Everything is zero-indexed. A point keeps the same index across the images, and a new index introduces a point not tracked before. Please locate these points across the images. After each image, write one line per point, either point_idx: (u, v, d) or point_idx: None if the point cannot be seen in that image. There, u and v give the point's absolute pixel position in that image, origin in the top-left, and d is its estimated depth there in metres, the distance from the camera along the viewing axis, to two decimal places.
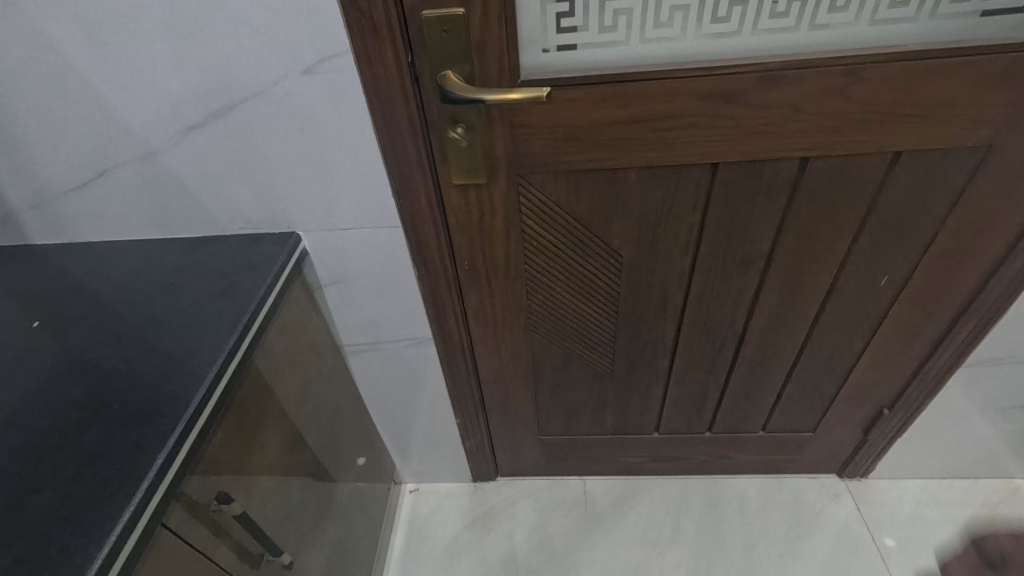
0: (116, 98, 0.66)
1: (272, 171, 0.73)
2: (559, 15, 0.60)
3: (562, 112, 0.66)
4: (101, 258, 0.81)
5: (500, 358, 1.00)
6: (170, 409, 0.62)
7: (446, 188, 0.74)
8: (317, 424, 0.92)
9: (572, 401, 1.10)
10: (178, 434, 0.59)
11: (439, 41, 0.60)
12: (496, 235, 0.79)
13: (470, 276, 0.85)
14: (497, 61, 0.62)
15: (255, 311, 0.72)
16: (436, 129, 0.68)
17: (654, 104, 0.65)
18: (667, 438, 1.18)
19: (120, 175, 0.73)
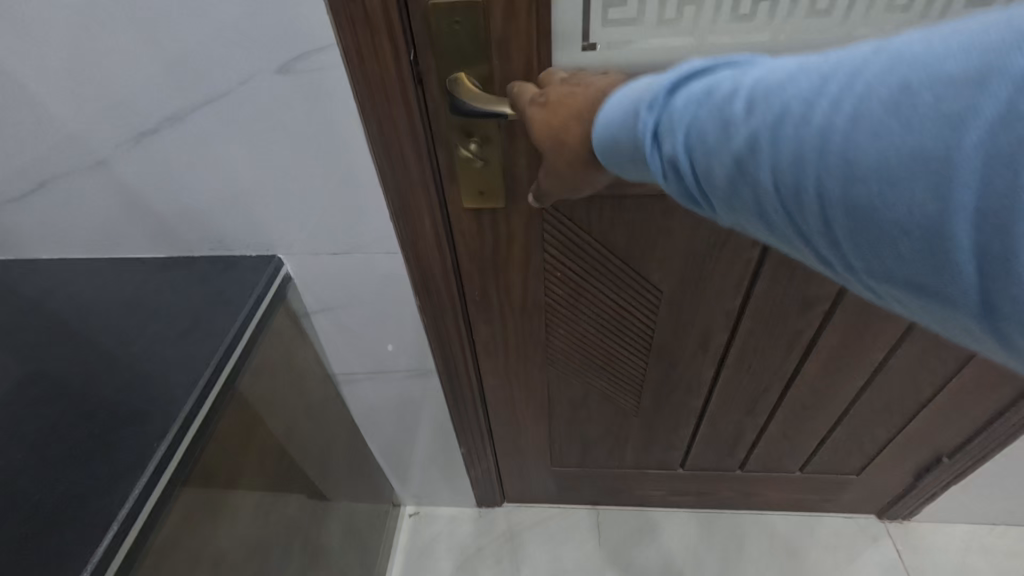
0: (49, 96, 0.54)
1: (245, 185, 0.60)
2: (607, 3, 0.47)
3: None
4: (51, 279, 0.69)
5: (512, 391, 0.89)
6: (102, 496, 0.48)
7: (455, 211, 0.62)
8: (303, 466, 0.81)
9: (591, 435, 0.98)
10: (113, 533, 0.46)
11: (452, 36, 0.48)
12: (513, 263, 0.67)
13: (480, 307, 0.74)
14: (524, 62, 0.50)
15: (224, 357, 0.60)
16: (445, 142, 0.56)
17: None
18: (694, 474, 1.07)
19: (64, 186, 0.61)
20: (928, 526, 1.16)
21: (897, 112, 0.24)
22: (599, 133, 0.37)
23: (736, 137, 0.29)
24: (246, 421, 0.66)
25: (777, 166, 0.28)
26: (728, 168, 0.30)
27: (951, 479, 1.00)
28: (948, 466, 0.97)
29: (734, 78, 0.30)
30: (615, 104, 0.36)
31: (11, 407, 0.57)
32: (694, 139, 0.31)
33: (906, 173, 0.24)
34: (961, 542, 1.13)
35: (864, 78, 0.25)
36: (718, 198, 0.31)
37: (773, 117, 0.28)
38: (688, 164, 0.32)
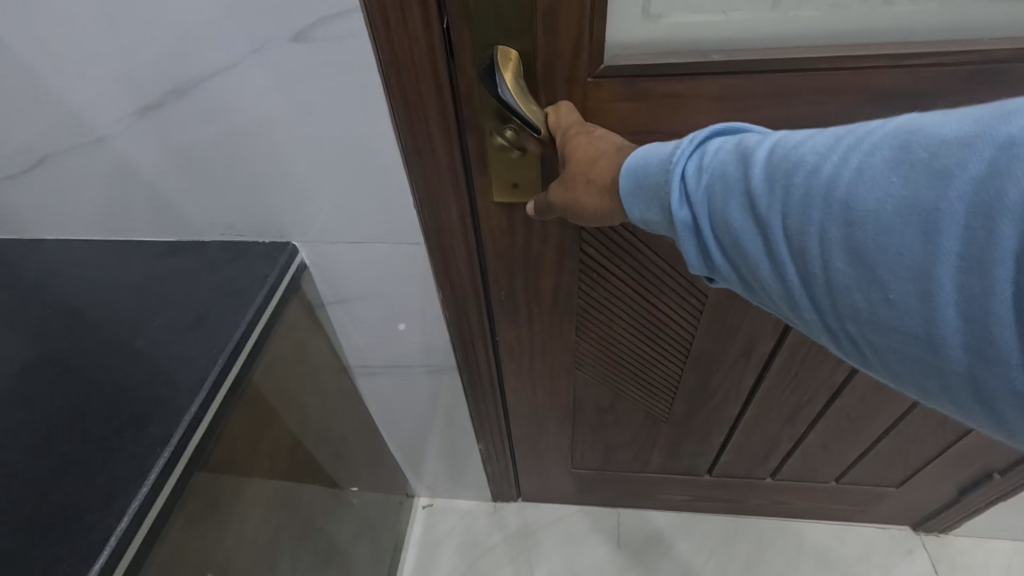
0: (43, 65, 0.49)
1: (257, 166, 0.56)
2: None
3: (656, 112, 0.50)
4: (55, 261, 0.65)
5: (534, 395, 0.84)
6: (99, 511, 0.44)
7: (484, 204, 0.57)
8: (317, 462, 0.78)
9: (616, 440, 0.94)
10: (109, 554, 0.42)
11: (490, 3, 0.43)
12: (546, 262, 0.63)
13: (505, 308, 0.69)
14: (574, 36, 0.45)
15: (231, 355, 0.56)
16: (476, 127, 0.51)
17: (791, 106, 0.49)
18: (721, 481, 1.02)
19: (65, 163, 0.57)
20: (966, 541, 1.10)
21: (895, 169, 0.28)
22: (627, 170, 0.39)
23: (758, 182, 0.33)
24: (259, 420, 0.63)
25: (792, 212, 0.31)
26: (749, 210, 0.33)
27: (999, 496, 0.94)
28: (999, 482, 0.90)
29: (755, 137, 0.34)
30: (644, 147, 0.39)
31: (9, 401, 0.53)
32: (714, 182, 0.35)
33: (900, 222, 0.28)
34: (1003, 559, 1.07)
35: (870, 138, 0.29)
36: (733, 244, 0.35)
37: (792, 166, 0.31)
38: (711, 209, 0.35)
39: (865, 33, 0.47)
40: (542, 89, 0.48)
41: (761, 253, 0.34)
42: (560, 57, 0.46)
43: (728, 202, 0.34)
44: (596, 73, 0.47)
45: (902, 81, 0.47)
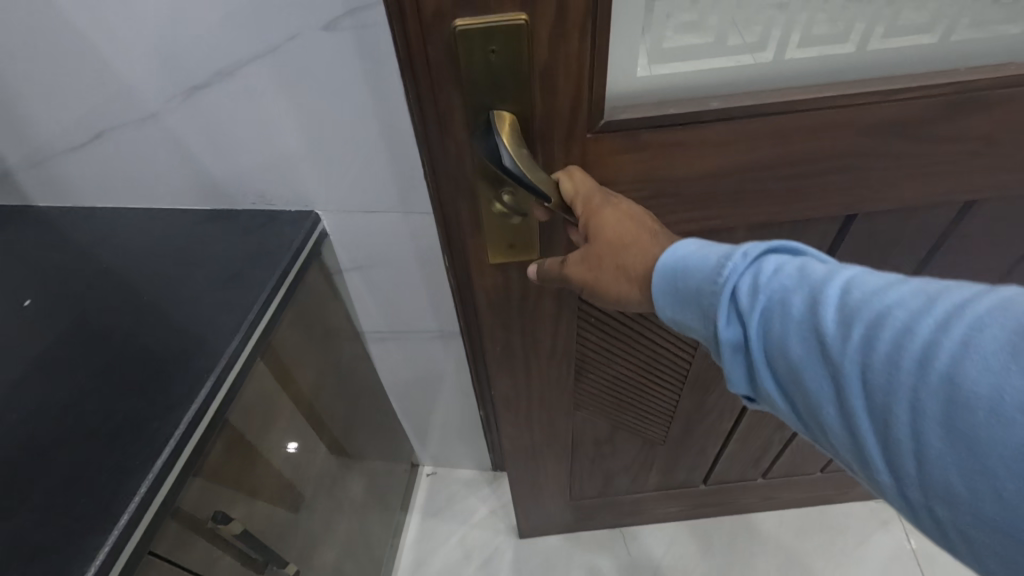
0: (109, 48, 0.57)
1: (288, 140, 0.63)
2: (676, 28, 0.47)
3: (658, 162, 0.52)
4: (105, 228, 0.73)
5: (532, 436, 0.88)
6: (156, 423, 0.52)
7: (479, 266, 0.61)
8: (331, 416, 0.86)
9: (611, 467, 1.00)
10: (166, 455, 0.49)
11: (489, 68, 0.44)
12: (540, 313, 0.67)
13: (502, 362, 0.73)
14: (573, 93, 0.46)
15: (264, 304, 0.63)
16: (472, 187, 0.53)
17: (789, 144, 0.52)
18: (718, 488, 1.10)
19: (120, 137, 0.64)
20: None
21: (1007, 352, 0.27)
22: (668, 269, 0.42)
23: (830, 324, 0.33)
24: (277, 377, 0.70)
25: (869, 365, 0.32)
26: (817, 348, 0.34)
27: None
28: None
29: (830, 273, 0.35)
30: (696, 249, 0.41)
31: (63, 344, 0.60)
32: (775, 309, 0.36)
33: (1012, 412, 0.27)
34: None
35: (972, 310, 0.29)
36: (794, 376, 0.35)
37: (874, 316, 0.32)
38: (769, 336, 0.36)
39: (852, 67, 0.51)
40: (540, 151, 0.50)
41: (822, 390, 0.34)
42: (556, 118, 0.48)
43: (788, 331, 0.35)
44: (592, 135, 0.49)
45: (893, 113, 0.50)
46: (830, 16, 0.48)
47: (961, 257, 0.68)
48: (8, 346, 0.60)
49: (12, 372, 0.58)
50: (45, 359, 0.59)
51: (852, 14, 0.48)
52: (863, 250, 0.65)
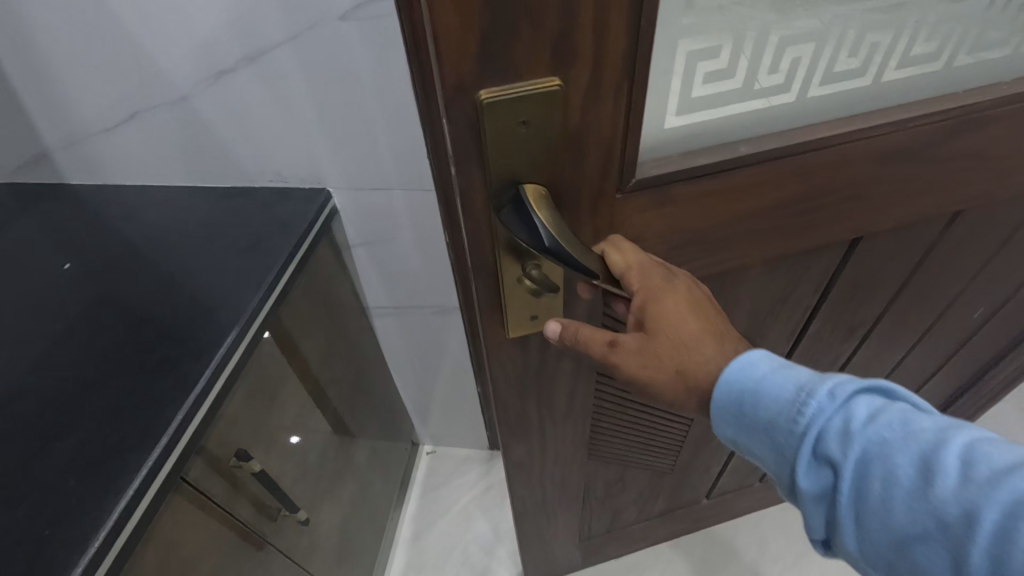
0: (147, 35, 0.63)
1: (305, 121, 0.70)
2: (709, 73, 0.44)
3: (684, 214, 0.49)
4: (133, 205, 0.79)
5: (545, 489, 0.88)
6: (189, 363, 0.58)
7: (499, 339, 0.58)
8: (338, 383, 0.91)
9: (621, 502, 1.02)
10: (200, 387, 0.56)
11: (518, 139, 0.40)
12: (556, 376, 0.66)
13: (518, 428, 0.72)
14: (604, 153, 0.43)
15: (281, 269, 0.69)
16: (496, 259, 0.49)
17: (810, 179, 0.51)
18: (719, 498, 1.16)
19: (151, 118, 0.71)
20: None
21: None
22: (743, 396, 0.40)
23: (950, 497, 0.31)
24: (283, 351, 0.74)
25: (1004, 557, 0.29)
26: (933, 521, 0.32)
27: None
28: None
29: (941, 434, 0.33)
30: (773, 376, 0.39)
31: (96, 308, 0.65)
32: (873, 464, 0.34)
33: None
34: None
35: None
36: (896, 544, 0.33)
37: (1010, 500, 0.29)
38: (867, 492, 0.34)
39: (863, 98, 0.51)
40: (569, 217, 0.47)
41: (938, 567, 0.31)
42: (587, 181, 0.45)
43: (890, 493, 0.33)
44: (623, 198, 0.47)
45: (900, 141, 0.50)
46: (849, 54, 0.48)
47: (945, 266, 0.71)
48: (45, 310, 0.66)
49: (51, 331, 0.63)
50: (81, 321, 0.64)
51: (871, 50, 0.48)
52: (861, 270, 0.66)
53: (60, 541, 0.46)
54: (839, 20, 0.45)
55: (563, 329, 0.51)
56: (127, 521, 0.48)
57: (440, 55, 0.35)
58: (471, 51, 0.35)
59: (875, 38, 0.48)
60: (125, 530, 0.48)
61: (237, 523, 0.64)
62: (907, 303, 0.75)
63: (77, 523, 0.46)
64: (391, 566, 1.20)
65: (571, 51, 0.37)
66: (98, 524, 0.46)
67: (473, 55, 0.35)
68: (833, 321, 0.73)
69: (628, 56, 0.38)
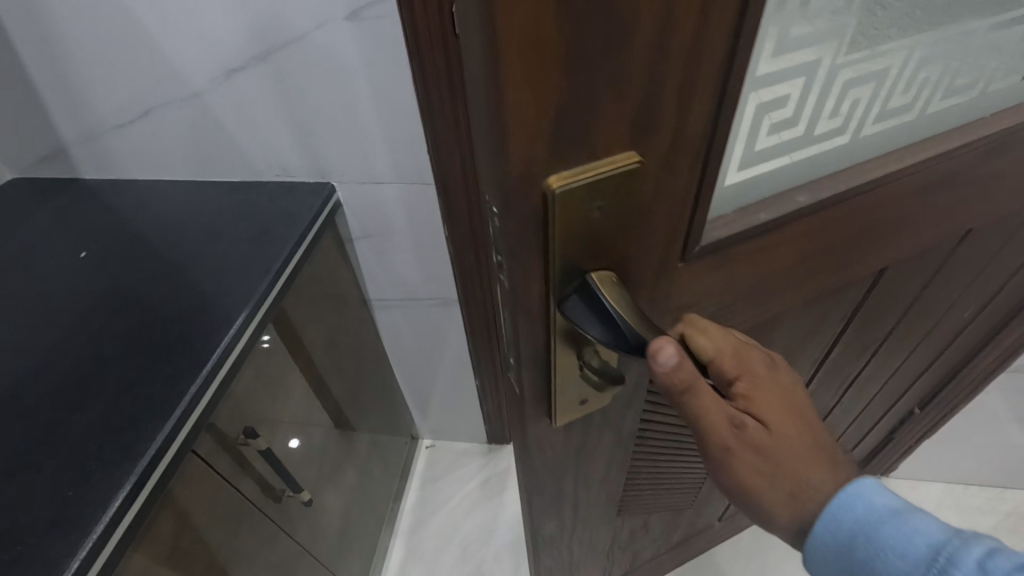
0: (162, 36, 0.67)
1: (309, 118, 0.73)
2: (772, 120, 0.39)
3: (736, 273, 0.43)
4: (145, 198, 0.82)
5: (573, 555, 0.80)
6: (201, 342, 0.62)
7: (542, 430, 0.49)
8: (340, 374, 0.94)
9: (642, 543, 0.98)
10: (214, 361, 0.60)
11: (590, 227, 0.32)
12: (592, 453, 0.57)
13: (549, 514, 0.63)
14: (673, 225, 0.36)
15: (287, 258, 0.72)
16: (549, 353, 0.40)
17: (858, 220, 0.45)
18: (731, 519, 1.15)
19: (164, 114, 0.74)
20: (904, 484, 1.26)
21: None
22: (860, 547, 0.34)
23: None
24: (287, 344, 0.76)
25: None
26: None
27: (924, 431, 1.10)
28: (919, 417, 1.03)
29: None
30: (896, 528, 0.33)
31: (110, 295, 0.69)
32: None
33: None
34: None
35: None
36: None
37: None
38: None
39: (912, 132, 0.46)
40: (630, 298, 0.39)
41: None
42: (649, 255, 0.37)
43: None
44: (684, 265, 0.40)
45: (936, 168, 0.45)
46: (906, 88, 0.44)
47: (960, 283, 0.68)
48: (59, 299, 0.68)
49: (67, 316, 0.66)
50: (96, 306, 0.67)
51: (925, 83, 0.44)
52: (885, 298, 0.62)
53: (81, 502, 0.49)
54: (898, 53, 0.41)
55: (681, 372, 0.35)
56: (146, 482, 0.51)
57: (502, 145, 0.27)
58: (544, 138, 0.28)
59: (930, 71, 0.44)
60: (144, 490, 0.51)
61: (242, 499, 0.67)
62: (920, 320, 0.72)
63: (100, 483, 0.50)
64: (391, 556, 1.22)
65: (650, 121, 0.29)
66: (119, 483, 0.50)
67: (545, 142, 0.28)
68: (851, 345, 0.69)
69: (710, 121, 0.31)
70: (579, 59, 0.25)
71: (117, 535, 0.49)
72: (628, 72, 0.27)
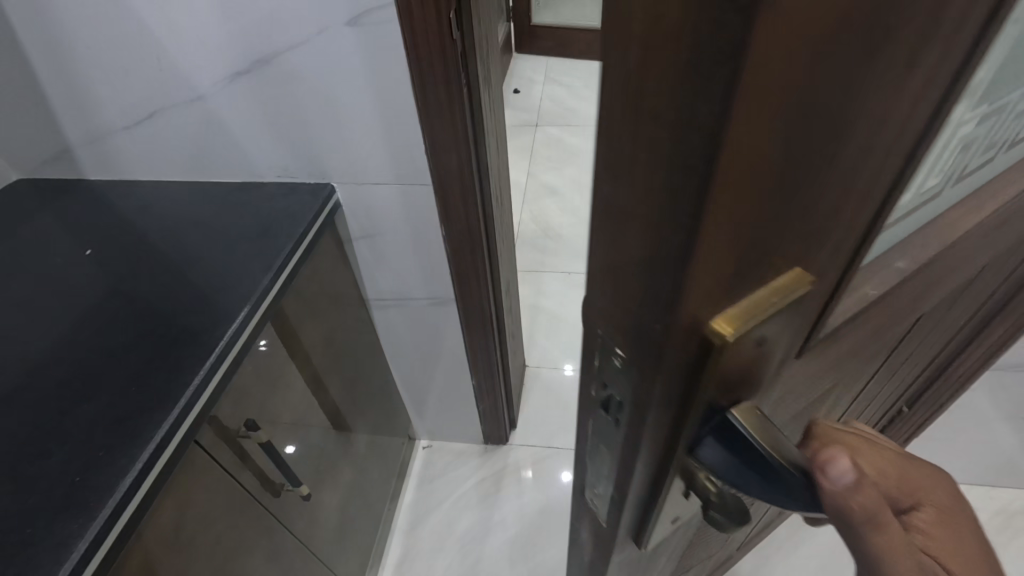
0: (168, 41, 0.69)
1: (310, 119, 0.75)
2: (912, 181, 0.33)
3: (828, 359, 0.39)
4: (148, 198, 0.84)
5: None
6: (204, 336, 0.64)
7: (638, 538, 0.45)
8: (338, 373, 0.95)
9: None
10: (216, 355, 0.62)
11: (749, 355, 0.28)
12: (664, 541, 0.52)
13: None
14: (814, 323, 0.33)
15: (288, 255, 0.74)
16: (658, 487, 0.38)
17: (934, 280, 0.41)
18: (747, 542, 1.11)
19: (169, 116, 0.77)
20: None
21: None
22: None
23: None
24: (286, 343, 0.77)
25: None
26: None
27: (913, 430, 1.12)
28: (907, 416, 1.04)
29: None
30: None
31: (114, 292, 0.70)
32: None
33: None
34: None
35: None
36: None
37: None
38: None
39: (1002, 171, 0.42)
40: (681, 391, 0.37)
41: None
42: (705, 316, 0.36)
43: None
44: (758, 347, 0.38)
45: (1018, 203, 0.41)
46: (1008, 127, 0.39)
47: (976, 300, 0.66)
48: (63, 296, 0.70)
49: (71, 312, 0.68)
50: (100, 303, 0.68)
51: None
52: (918, 333, 0.58)
53: (89, 486, 0.51)
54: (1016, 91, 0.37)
55: (860, 497, 0.29)
56: (151, 468, 0.53)
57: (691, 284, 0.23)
58: (733, 270, 0.24)
59: None
60: (149, 476, 0.53)
61: (242, 491, 0.68)
62: (936, 339, 0.70)
63: (106, 469, 0.52)
64: (387, 555, 1.23)
65: (835, 225, 0.26)
66: (125, 470, 0.51)
67: (733, 275, 0.24)
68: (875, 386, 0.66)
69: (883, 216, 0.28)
70: (794, 174, 0.22)
71: (124, 519, 0.50)
72: (832, 179, 0.23)
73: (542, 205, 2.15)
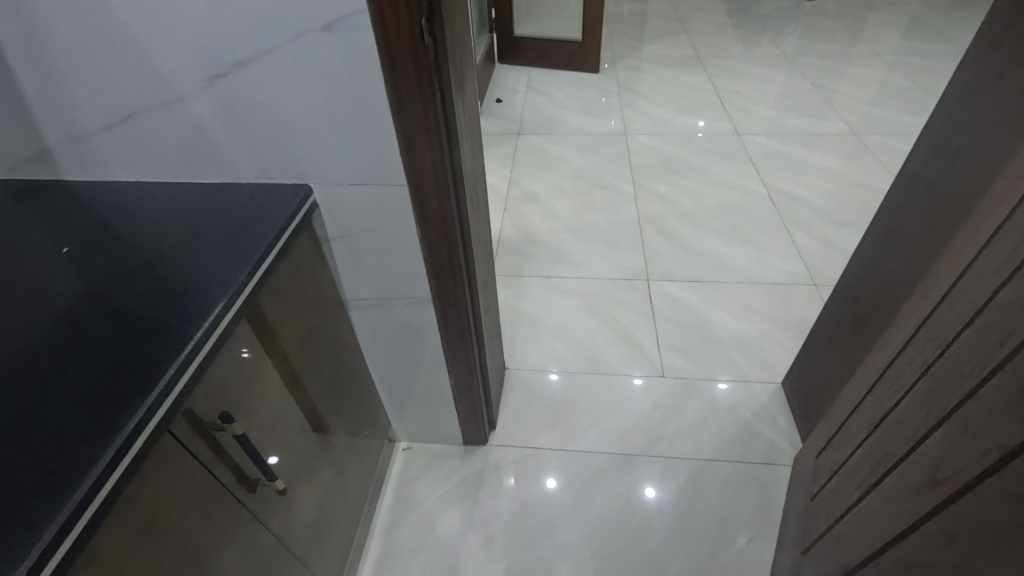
0: (148, 43, 0.71)
1: (287, 119, 0.78)
2: None
3: None
4: (127, 199, 0.85)
5: None
6: (180, 329, 0.65)
7: None
8: (317, 372, 0.96)
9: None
10: (192, 346, 0.63)
11: None
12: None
13: None
14: None
15: (266, 251, 0.76)
16: None
17: None
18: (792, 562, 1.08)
19: (150, 117, 0.78)
20: None
21: None
22: None
23: None
24: (263, 340, 0.78)
25: None
26: None
27: None
28: None
29: None
30: None
31: (93, 289, 0.71)
32: None
33: None
34: None
35: None
36: None
37: None
38: None
39: None
40: None
41: None
42: None
43: None
44: None
45: None
46: None
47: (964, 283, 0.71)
48: (38, 292, 0.71)
49: (49, 309, 0.68)
50: (77, 300, 0.69)
51: None
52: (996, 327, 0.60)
53: (63, 469, 0.52)
54: None
55: None
56: (126, 452, 0.54)
57: None
58: None
59: None
60: (124, 460, 0.54)
61: (217, 485, 0.69)
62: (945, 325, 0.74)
63: (81, 454, 0.53)
64: (367, 555, 1.24)
65: None
66: (100, 453, 0.53)
67: None
68: (902, 473, 0.72)
69: None
70: None
71: (98, 499, 0.51)
72: None
73: (522, 212, 2.18)
